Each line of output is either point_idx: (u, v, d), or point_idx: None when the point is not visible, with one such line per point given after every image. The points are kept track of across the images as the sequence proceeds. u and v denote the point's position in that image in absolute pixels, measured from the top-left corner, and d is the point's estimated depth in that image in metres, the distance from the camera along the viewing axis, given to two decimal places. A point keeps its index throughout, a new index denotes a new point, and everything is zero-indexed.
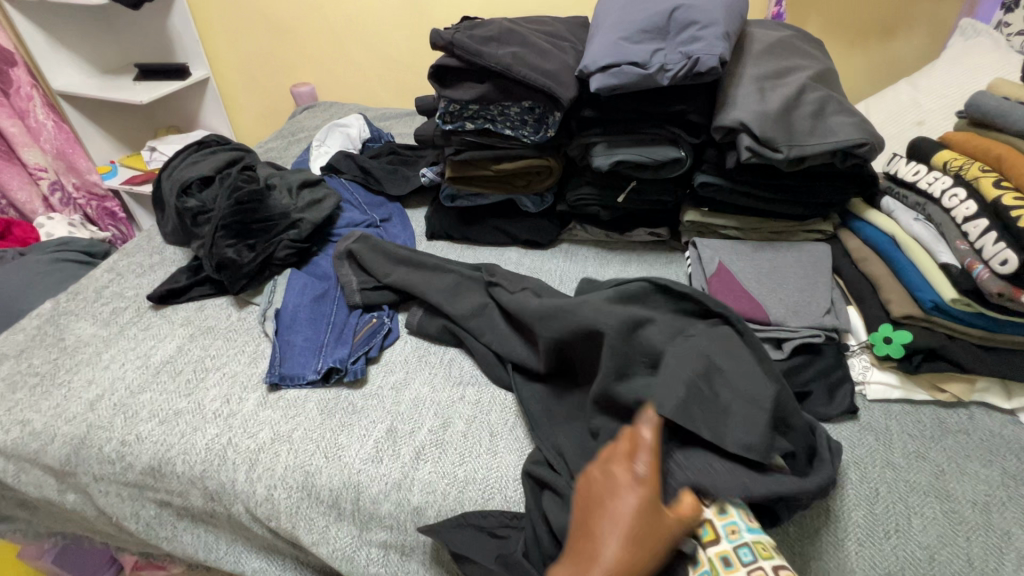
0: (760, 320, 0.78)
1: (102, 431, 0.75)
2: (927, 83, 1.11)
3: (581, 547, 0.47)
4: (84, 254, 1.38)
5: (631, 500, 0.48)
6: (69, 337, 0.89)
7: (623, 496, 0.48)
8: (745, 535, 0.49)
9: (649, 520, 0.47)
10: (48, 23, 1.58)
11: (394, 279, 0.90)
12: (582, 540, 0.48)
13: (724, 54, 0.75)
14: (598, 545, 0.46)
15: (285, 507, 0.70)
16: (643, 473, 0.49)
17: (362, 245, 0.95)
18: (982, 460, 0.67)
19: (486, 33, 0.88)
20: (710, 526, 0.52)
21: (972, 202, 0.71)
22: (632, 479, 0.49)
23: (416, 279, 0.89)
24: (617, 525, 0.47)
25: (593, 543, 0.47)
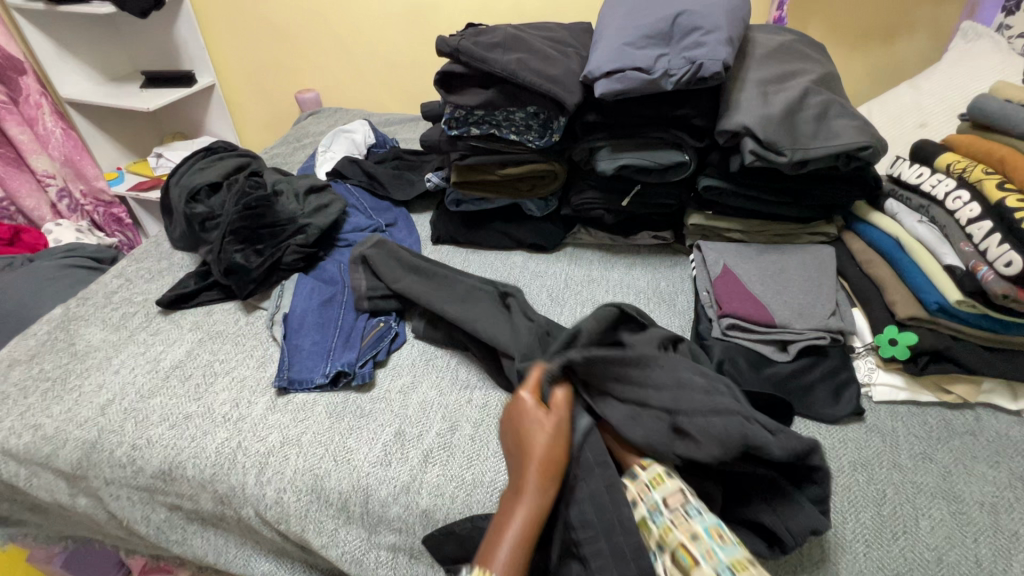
0: (766, 322, 0.78)
1: (113, 435, 0.76)
2: (930, 85, 1.11)
3: (514, 475, 0.57)
4: (92, 260, 1.39)
5: (531, 421, 0.59)
6: (80, 342, 0.90)
7: (520, 414, 0.60)
8: (722, 556, 0.47)
9: (547, 427, 0.58)
10: (56, 32, 1.60)
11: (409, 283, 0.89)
12: (513, 471, 0.57)
13: (727, 59, 0.75)
14: (524, 465, 0.56)
15: (294, 510, 0.70)
16: (529, 396, 0.61)
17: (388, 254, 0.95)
18: (989, 461, 0.67)
19: (490, 39, 0.89)
20: (669, 536, 0.50)
21: (975, 204, 0.72)
22: (527, 407, 0.61)
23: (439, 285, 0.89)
24: (530, 442, 0.57)
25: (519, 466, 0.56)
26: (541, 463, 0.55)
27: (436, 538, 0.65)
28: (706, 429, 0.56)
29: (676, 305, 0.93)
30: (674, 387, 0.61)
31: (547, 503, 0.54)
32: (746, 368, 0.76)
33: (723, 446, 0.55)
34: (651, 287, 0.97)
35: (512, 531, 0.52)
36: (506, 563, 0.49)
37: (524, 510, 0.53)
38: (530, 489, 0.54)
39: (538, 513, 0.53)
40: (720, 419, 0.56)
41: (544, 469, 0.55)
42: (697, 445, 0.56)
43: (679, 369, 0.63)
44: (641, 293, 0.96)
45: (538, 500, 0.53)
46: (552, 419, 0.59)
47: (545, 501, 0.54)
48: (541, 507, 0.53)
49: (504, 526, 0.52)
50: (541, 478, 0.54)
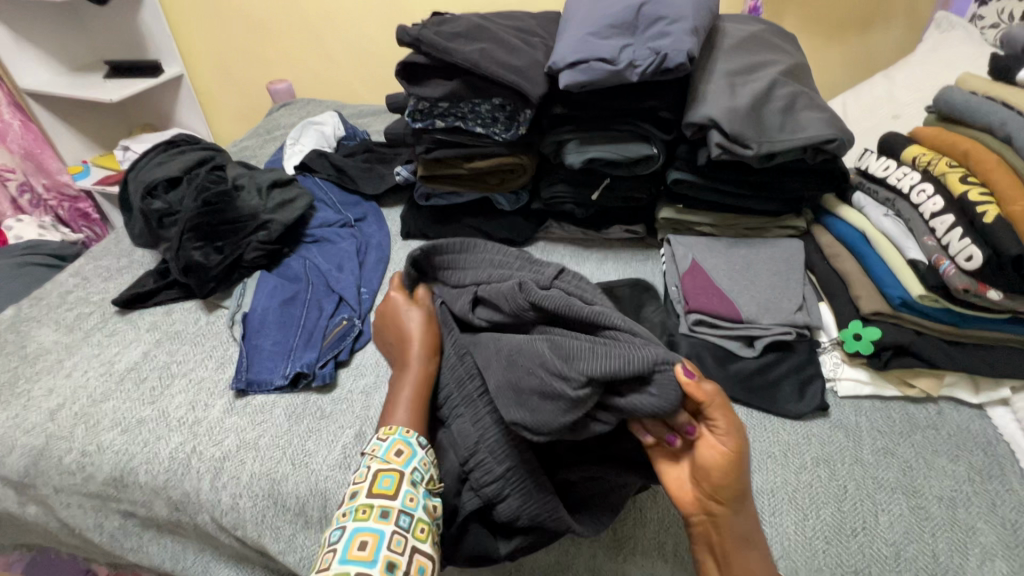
0: (733, 319, 0.77)
1: (62, 441, 0.73)
2: (902, 77, 1.11)
3: (399, 356, 0.67)
4: (53, 257, 1.35)
5: (407, 318, 0.69)
6: (31, 345, 0.87)
7: (394, 317, 0.71)
8: None
9: (420, 321, 0.69)
10: (12, 20, 1.53)
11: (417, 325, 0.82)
12: (397, 356, 0.68)
13: (692, 49, 0.74)
14: (407, 351, 0.66)
15: (251, 516, 0.68)
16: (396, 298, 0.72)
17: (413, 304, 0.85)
18: (949, 455, 0.68)
19: (454, 29, 0.87)
20: None
21: (939, 198, 0.71)
22: (404, 309, 0.71)
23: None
24: (410, 333, 0.68)
25: (403, 352, 0.67)
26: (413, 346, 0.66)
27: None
28: (493, 293, 0.61)
29: None
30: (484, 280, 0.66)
31: (425, 374, 0.65)
32: (712, 364, 0.75)
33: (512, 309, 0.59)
34: None
35: (407, 397, 0.63)
36: (409, 419, 0.61)
37: (405, 387, 0.63)
38: (414, 363, 0.65)
39: (423, 380, 0.64)
40: (506, 284, 0.61)
41: (423, 349, 0.66)
42: (503, 315, 0.60)
43: (494, 254, 0.69)
44: None
45: (423, 371, 0.64)
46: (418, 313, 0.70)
47: (429, 370, 0.65)
48: (426, 375, 0.64)
49: (392, 404, 0.63)
50: (423, 355, 0.66)
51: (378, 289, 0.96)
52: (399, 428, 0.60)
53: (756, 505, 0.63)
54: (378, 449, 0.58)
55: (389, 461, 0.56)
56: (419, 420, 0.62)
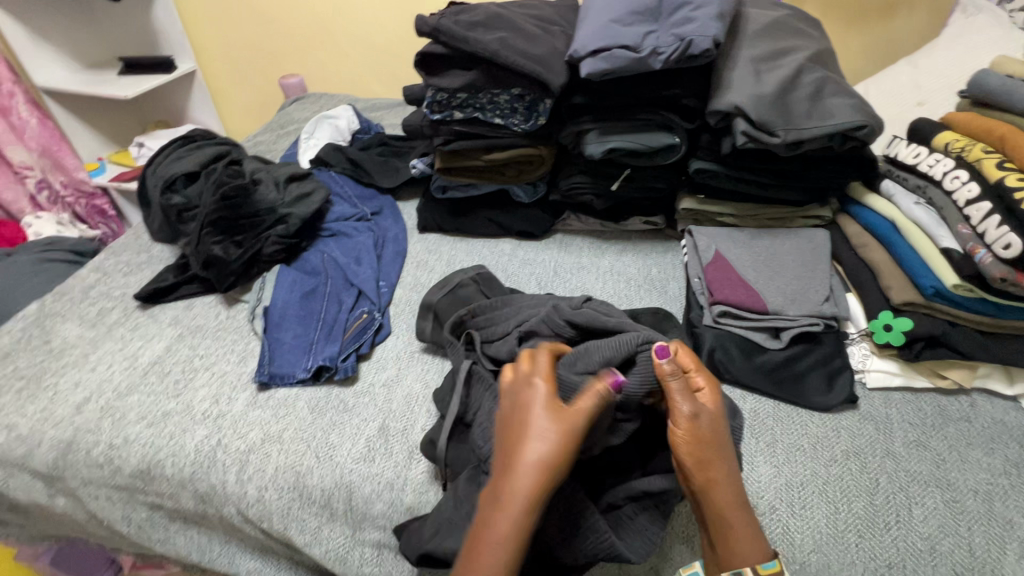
0: (758, 309, 0.76)
1: (89, 434, 0.74)
2: (928, 62, 1.08)
3: (498, 473, 0.49)
4: (73, 253, 1.36)
5: (528, 421, 0.50)
6: (56, 339, 0.87)
7: (528, 433, 0.49)
8: None
9: (540, 434, 0.49)
10: (28, 17, 1.54)
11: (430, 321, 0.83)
12: (498, 468, 0.50)
13: (717, 35, 0.72)
14: (513, 472, 0.48)
15: (277, 508, 0.69)
16: (546, 396, 0.51)
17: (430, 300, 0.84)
18: (984, 448, 0.66)
19: (472, 18, 0.85)
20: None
21: (974, 184, 0.69)
22: (532, 399, 0.51)
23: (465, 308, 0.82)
24: (523, 445, 0.48)
25: (506, 469, 0.48)
26: (527, 487, 0.47)
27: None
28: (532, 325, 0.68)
29: (668, 292, 0.91)
30: (522, 311, 0.74)
31: (522, 536, 0.47)
32: (738, 356, 0.74)
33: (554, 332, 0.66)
34: (643, 274, 0.95)
35: (494, 546, 0.46)
36: None
37: (492, 543, 0.46)
38: (516, 495, 0.47)
39: (523, 525, 0.47)
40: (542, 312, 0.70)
41: (540, 481, 0.47)
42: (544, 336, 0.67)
43: (525, 301, 0.76)
44: (631, 280, 0.94)
45: (527, 510, 0.47)
46: (547, 445, 0.48)
47: (534, 510, 0.47)
48: (528, 516, 0.47)
49: (469, 556, 0.47)
50: (531, 486, 0.47)
51: (397, 283, 0.96)
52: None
53: (785, 498, 0.62)
54: None
55: None
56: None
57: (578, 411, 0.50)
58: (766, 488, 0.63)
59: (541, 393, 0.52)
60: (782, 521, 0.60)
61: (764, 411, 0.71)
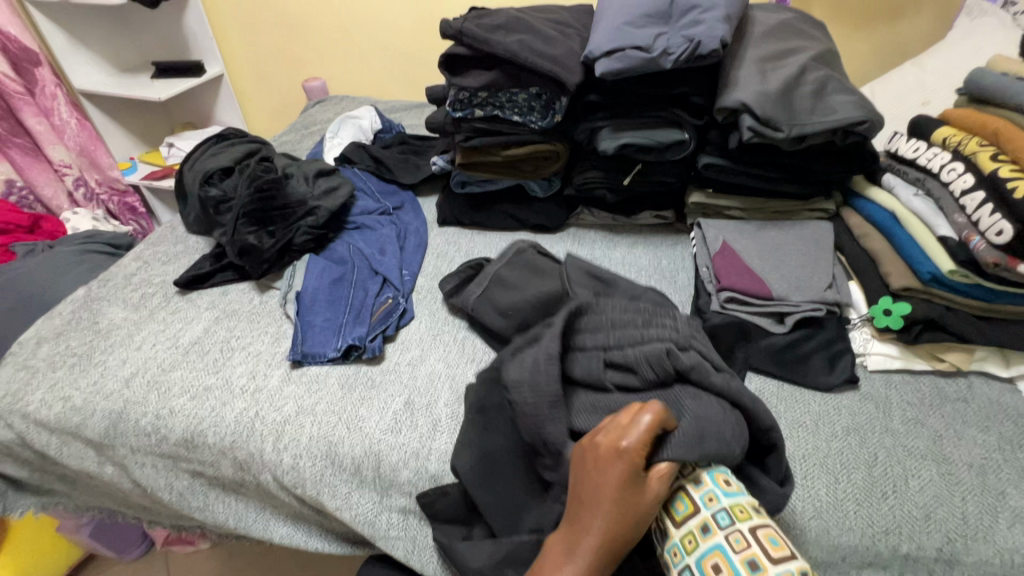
0: (763, 295, 0.80)
1: (138, 406, 0.80)
2: (931, 64, 1.12)
3: (568, 527, 0.52)
4: (110, 246, 1.44)
5: (598, 498, 0.49)
6: (103, 320, 0.94)
7: (602, 497, 0.49)
8: (722, 500, 0.48)
9: (603, 514, 0.49)
10: (70, 24, 1.63)
11: (477, 292, 0.87)
12: (570, 519, 0.52)
13: (725, 36, 0.77)
14: (579, 533, 0.50)
15: (310, 475, 0.74)
16: (622, 463, 0.49)
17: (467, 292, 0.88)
18: (979, 426, 0.70)
19: (493, 21, 0.91)
20: (688, 499, 0.50)
21: (969, 175, 0.73)
22: (607, 477, 0.49)
23: (519, 284, 0.86)
24: (590, 519, 0.49)
25: (579, 526, 0.50)
26: (601, 548, 0.49)
27: (433, 497, 0.69)
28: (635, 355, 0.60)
29: (677, 281, 0.96)
30: (609, 326, 0.65)
31: None
32: (743, 339, 0.78)
33: (655, 375, 0.59)
34: (653, 265, 0.99)
35: None
36: None
37: None
38: (576, 556, 0.50)
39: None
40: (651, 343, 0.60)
41: (598, 554, 0.49)
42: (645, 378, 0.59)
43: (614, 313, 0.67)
44: (642, 271, 0.98)
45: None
46: (618, 507, 0.48)
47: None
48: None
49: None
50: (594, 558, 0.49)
51: (419, 272, 1.02)
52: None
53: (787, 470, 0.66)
54: None
55: None
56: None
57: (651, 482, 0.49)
58: None
59: (617, 453, 0.49)
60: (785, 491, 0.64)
61: (768, 390, 0.76)
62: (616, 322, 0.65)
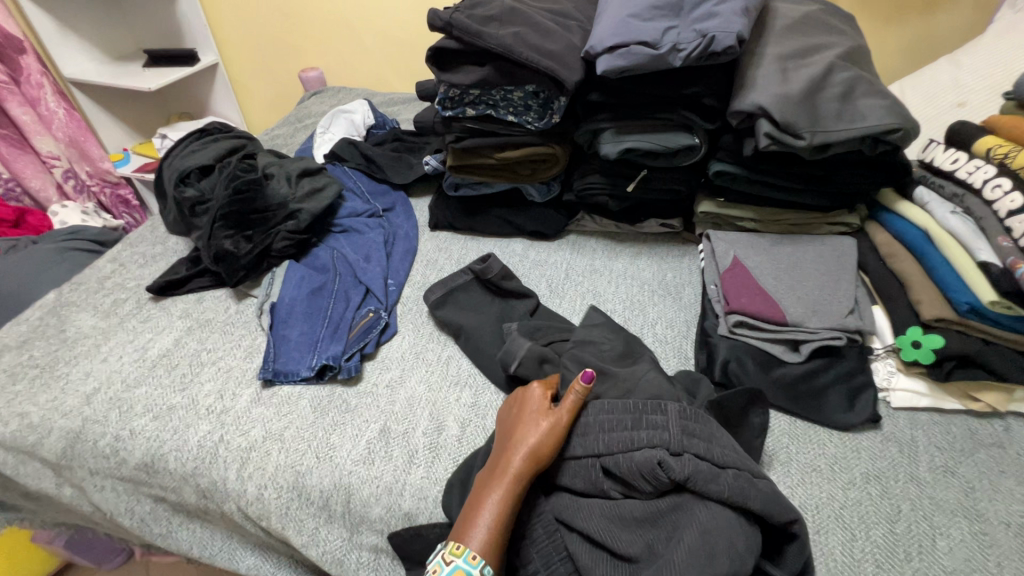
0: (777, 320, 0.72)
1: (97, 425, 0.75)
2: (970, 61, 1.02)
3: (495, 459, 0.57)
4: (95, 242, 1.39)
5: (525, 418, 0.59)
6: (70, 329, 0.89)
7: (528, 422, 0.58)
8: None
9: (531, 435, 0.56)
10: (58, 10, 1.57)
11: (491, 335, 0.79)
12: (496, 454, 0.57)
13: (742, 30, 0.68)
14: (505, 458, 0.55)
15: (275, 507, 0.68)
16: (537, 392, 0.61)
17: (527, 345, 0.71)
18: (1018, 478, 0.62)
19: (487, 12, 0.83)
20: None
21: (1018, 195, 0.65)
22: (528, 398, 0.61)
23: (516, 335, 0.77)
24: (518, 438, 0.57)
25: (506, 449, 0.56)
26: (523, 463, 0.54)
27: (404, 538, 0.63)
28: (626, 467, 0.54)
29: (682, 298, 0.88)
30: (605, 433, 0.57)
31: (515, 504, 0.53)
32: (753, 369, 0.71)
33: (652, 488, 0.52)
34: (657, 279, 0.92)
35: (484, 519, 0.52)
36: (480, 543, 0.51)
37: (488, 510, 0.52)
38: (504, 477, 0.54)
39: (510, 506, 0.53)
40: (647, 452, 0.53)
41: (522, 468, 0.54)
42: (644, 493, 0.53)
43: (604, 414, 0.58)
44: (645, 285, 0.91)
45: (513, 494, 0.53)
46: (546, 424, 0.57)
47: (517, 495, 0.53)
48: (516, 498, 0.53)
49: (468, 518, 0.53)
50: (520, 473, 0.54)
51: (405, 281, 0.95)
52: (469, 551, 0.50)
53: None
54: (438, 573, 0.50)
55: None
56: (496, 556, 0.51)
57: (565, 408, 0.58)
58: None
59: (534, 391, 0.61)
60: None
61: (780, 428, 0.68)
62: (606, 424, 0.57)
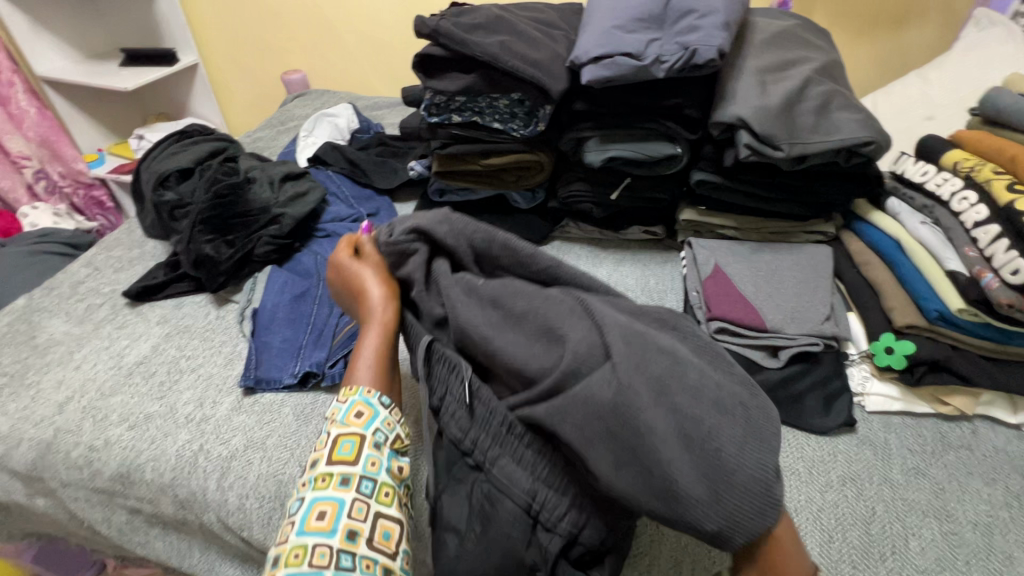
0: (756, 327, 0.74)
1: (70, 435, 0.72)
2: (937, 76, 1.06)
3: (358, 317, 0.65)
4: (68, 245, 1.35)
5: (357, 273, 0.67)
6: (41, 336, 0.86)
7: (364, 277, 0.66)
8: None
9: (373, 277, 0.66)
10: (30, 7, 1.53)
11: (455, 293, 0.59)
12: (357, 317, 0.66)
13: (723, 44, 0.70)
14: (366, 312, 0.63)
15: (257, 518, 0.67)
16: (343, 255, 0.70)
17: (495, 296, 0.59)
18: (985, 478, 0.64)
19: (473, 20, 0.84)
20: None
21: (983, 206, 0.68)
22: (342, 263, 0.69)
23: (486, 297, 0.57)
24: (364, 289, 0.65)
25: (359, 305, 0.65)
26: (377, 299, 0.63)
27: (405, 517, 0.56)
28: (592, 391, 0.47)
29: (665, 304, 0.89)
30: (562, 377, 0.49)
31: (390, 327, 0.62)
32: None
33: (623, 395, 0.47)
34: (640, 286, 0.93)
35: (368, 351, 0.59)
36: (373, 375, 0.58)
37: (370, 345, 0.60)
38: (373, 315, 0.62)
39: (387, 329, 0.61)
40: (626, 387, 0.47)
41: (380, 299, 0.64)
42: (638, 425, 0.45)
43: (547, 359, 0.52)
44: (629, 292, 0.92)
45: (384, 320, 0.62)
46: (375, 272, 0.66)
47: (390, 317, 0.62)
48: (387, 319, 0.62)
49: (356, 360, 0.59)
50: (380, 305, 0.63)
51: None
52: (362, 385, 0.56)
53: None
54: (337, 413, 0.54)
55: (348, 424, 0.53)
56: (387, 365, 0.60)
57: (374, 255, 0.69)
58: None
59: (340, 257, 0.70)
60: None
61: None
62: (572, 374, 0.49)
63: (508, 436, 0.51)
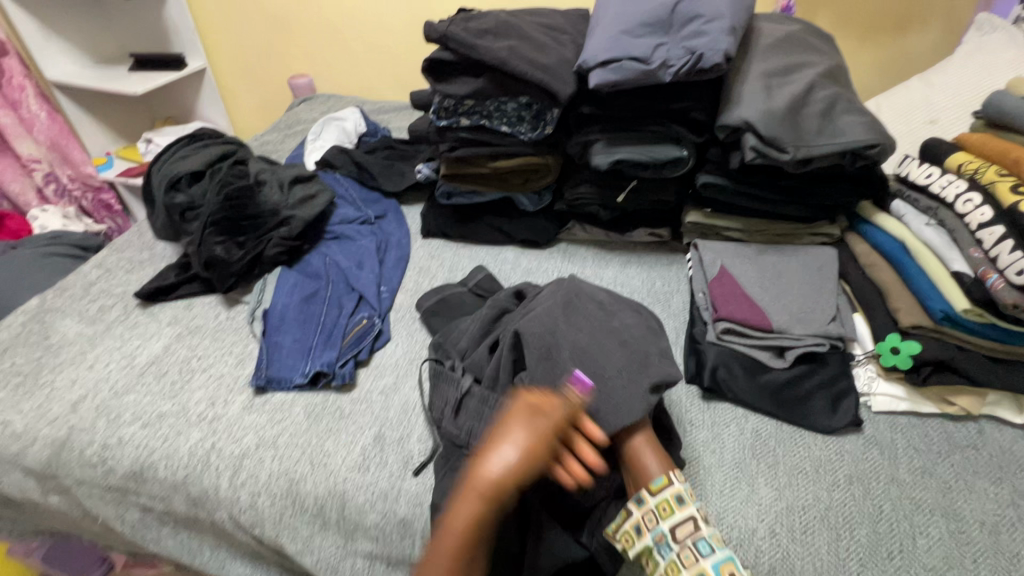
0: (762, 327, 0.75)
1: (84, 434, 0.73)
2: (940, 80, 1.07)
3: (469, 468, 0.54)
4: (77, 247, 1.36)
5: (506, 429, 0.54)
6: (54, 336, 0.87)
7: (504, 439, 0.53)
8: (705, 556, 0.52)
9: (511, 448, 0.52)
10: (41, 12, 1.55)
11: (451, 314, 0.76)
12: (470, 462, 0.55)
13: (729, 49, 0.71)
14: (477, 474, 0.52)
15: (269, 515, 0.68)
16: (558, 403, 0.55)
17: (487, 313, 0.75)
18: (991, 478, 0.64)
19: (481, 25, 0.85)
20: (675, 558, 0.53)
21: (987, 208, 0.69)
22: (557, 406, 0.55)
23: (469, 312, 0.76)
24: (494, 443, 0.53)
25: (475, 462, 0.53)
26: (492, 487, 0.51)
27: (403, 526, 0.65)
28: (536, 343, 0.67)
29: (671, 306, 0.90)
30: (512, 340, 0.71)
31: (492, 512, 0.51)
32: (741, 375, 0.73)
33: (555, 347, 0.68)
34: (646, 287, 0.94)
35: (458, 524, 0.51)
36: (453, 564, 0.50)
37: (464, 515, 0.51)
38: (482, 487, 0.51)
39: (483, 520, 0.51)
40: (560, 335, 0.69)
41: (500, 478, 0.51)
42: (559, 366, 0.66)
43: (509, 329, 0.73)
44: (635, 293, 0.93)
45: (489, 502, 0.51)
46: (516, 446, 0.52)
47: (492, 511, 0.51)
48: (492, 508, 0.51)
49: (445, 524, 0.52)
50: (498, 485, 0.51)
51: (398, 288, 0.95)
52: None
53: (786, 522, 0.61)
54: None
55: None
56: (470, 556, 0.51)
57: (554, 412, 0.54)
58: (766, 512, 0.62)
59: (554, 401, 0.55)
60: (784, 548, 0.59)
61: (769, 432, 0.70)
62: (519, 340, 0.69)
63: (485, 413, 0.65)
